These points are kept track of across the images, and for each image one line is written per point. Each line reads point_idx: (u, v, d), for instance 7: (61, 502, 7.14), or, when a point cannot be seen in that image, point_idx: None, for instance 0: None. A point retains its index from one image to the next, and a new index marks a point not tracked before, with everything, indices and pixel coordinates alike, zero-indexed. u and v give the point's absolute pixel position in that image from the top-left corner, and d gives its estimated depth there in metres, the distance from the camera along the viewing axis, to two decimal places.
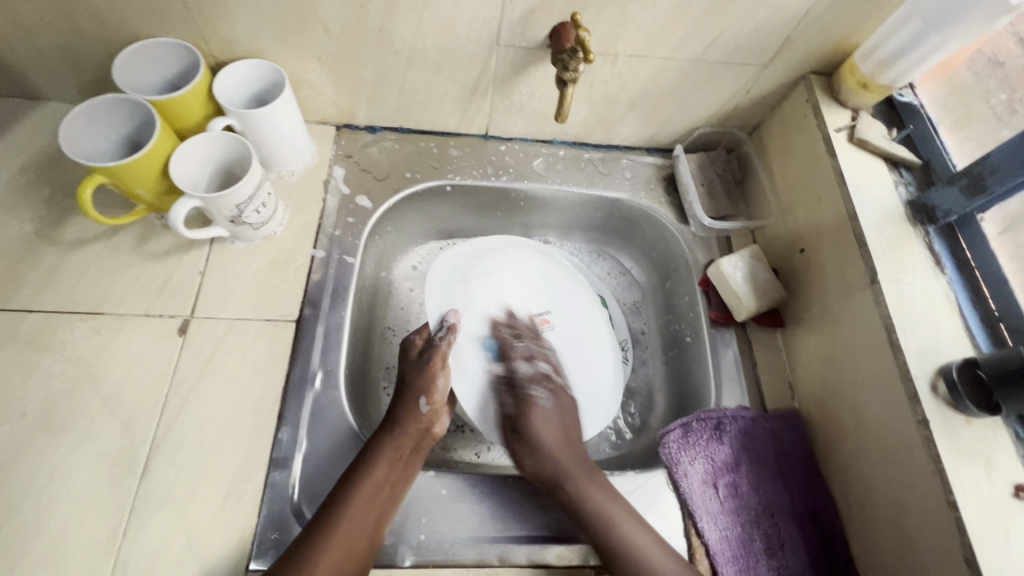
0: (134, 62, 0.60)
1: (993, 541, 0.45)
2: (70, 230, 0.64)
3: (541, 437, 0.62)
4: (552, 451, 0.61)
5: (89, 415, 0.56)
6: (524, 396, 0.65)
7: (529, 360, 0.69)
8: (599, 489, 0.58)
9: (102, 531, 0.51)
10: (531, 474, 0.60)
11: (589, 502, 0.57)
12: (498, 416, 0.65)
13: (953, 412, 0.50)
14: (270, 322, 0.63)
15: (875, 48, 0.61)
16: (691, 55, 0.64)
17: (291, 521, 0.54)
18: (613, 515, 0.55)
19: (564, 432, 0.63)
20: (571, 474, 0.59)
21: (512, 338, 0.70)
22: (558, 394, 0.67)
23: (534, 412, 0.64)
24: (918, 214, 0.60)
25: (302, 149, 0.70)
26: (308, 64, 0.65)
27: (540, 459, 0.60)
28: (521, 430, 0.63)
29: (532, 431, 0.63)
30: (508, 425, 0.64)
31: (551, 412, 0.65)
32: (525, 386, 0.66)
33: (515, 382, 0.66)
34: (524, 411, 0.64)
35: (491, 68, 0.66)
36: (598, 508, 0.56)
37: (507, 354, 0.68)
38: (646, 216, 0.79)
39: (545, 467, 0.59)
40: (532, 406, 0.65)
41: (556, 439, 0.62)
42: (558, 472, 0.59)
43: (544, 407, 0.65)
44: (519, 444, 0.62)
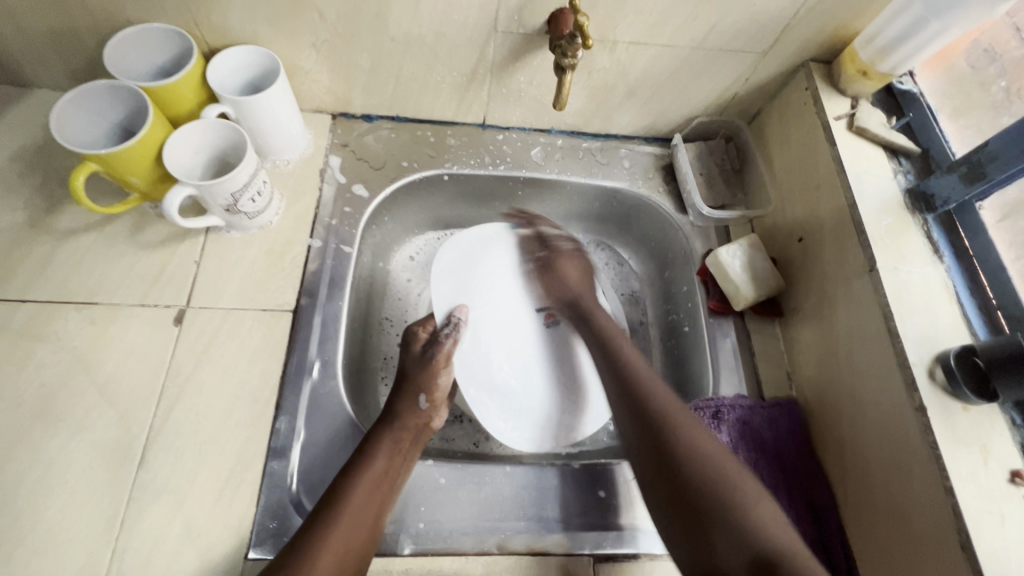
0: (125, 48, 0.58)
1: (989, 526, 0.45)
2: (63, 219, 0.63)
3: (570, 285, 0.71)
4: (579, 286, 0.71)
5: (85, 405, 0.55)
6: (553, 247, 0.74)
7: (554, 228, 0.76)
8: (627, 343, 0.64)
9: (100, 520, 0.51)
10: (552, 296, 0.72)
11: (617, 341, 0.64)
12: (529, 263, 0.74)
13: (950, 399, 0.50)
14: (266, 312, 0.62)
15: (876, 35, 0.61)
16: (691, 42, 0.64)
17: (291, 511, 0.54)
18: (665, 401, 0.56)
19: (585, 275, 0.73)
20: (594, 306, 0.69)
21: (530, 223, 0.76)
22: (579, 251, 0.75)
23: (564, 261, 0.73)
24: (916, 203, 0.60)
25: (297, 137, 0.69)
26: (303, 51, 0.64)
27: (564, 292, 0.71)
28: (552, 271, 0.72)
29: (564, 281, 0.72)
30: (539, 262, 0.73)
31: (577, 272, 0.72)
32: (552, 242, 0.74)
33: (546, 241, 0.74)
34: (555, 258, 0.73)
35: (489, 55, 0.65)
36: (652, 388, 0.58)
37: (532, 222, 0.76)
38: (644, 205, 0.79)
39: (569, 292, 0.71)
40: (562, 247, 0.74)
41: (605, 317, 0.68)
42: (580, 296, 0.70)
43: (566, 258, 0.73)
44: (546, 279, 0.72)
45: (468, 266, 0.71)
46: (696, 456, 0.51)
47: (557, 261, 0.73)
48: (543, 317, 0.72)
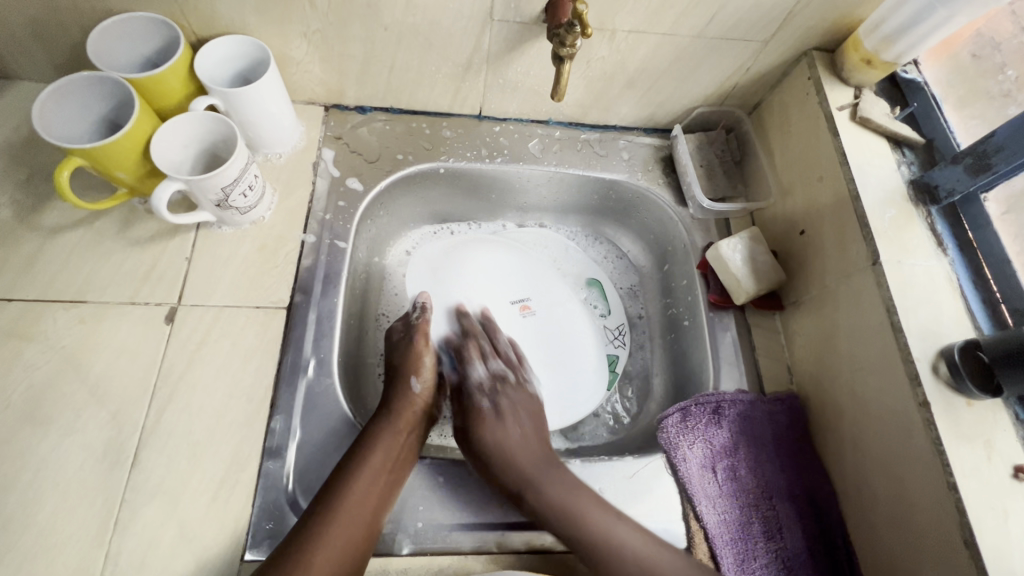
0: (109, 37, 0.57)
1: (992, 522, 0.45)
2: (50, 215, 0.62)
3: (502, 443, 0.59)
4: (523, 446, 0.59)
5: (76, 406, 0.54)
6: (473, 403, 0.63)
7: (483, 361, 0.66)
8: (557, 480, 0.56)
9: (92, 523, 0.50)
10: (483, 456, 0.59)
11: (514, 467, 0.57)
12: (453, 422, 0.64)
13: (954, 393, 0.50)
14: (260, 309, 0.61)
15: (880, 23, 0.59)
16: (691, 31, 0.62)
17: (287, 510, 0.53)
18: (592, 522, 0.53)
19: (530, 416, 0.63)
20: (534, 477, 0.57)
21: (468, 337, 0.68)
22: (503, 404, 0.63)
23: (507, 398, 0.64)
24: (921, 195, 0.59)
25: (289, 130, 0.68)
26: (293, 41, 0.62)
27: (493, 467, 0.58)
28: (474, 441, 0.60)
29: (501, 443, 0.59)
30: (460, 430, 0.62)
31: (517, 428, 0.61)
32: (478, 391, 0.64)
33: (472, 389, 0.65)
34: (478, 423, 0.61)
35: (485, 45, 0.63)
36: (560, 500, 0.55)
37: (460, 358, 0.67)
38: (643, 198, 0.78)
39: (505, 452, 0.58)
40: (483, 407, 0.63)
41: (495, 422, 0.61)
42: (516, 474, 0.57)
43: (494, 416, 0.62)
44: (496, 465, 0.58)
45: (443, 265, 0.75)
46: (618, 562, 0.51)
47: (479, 432, 0.60)
48: (518, 307, 0.75)
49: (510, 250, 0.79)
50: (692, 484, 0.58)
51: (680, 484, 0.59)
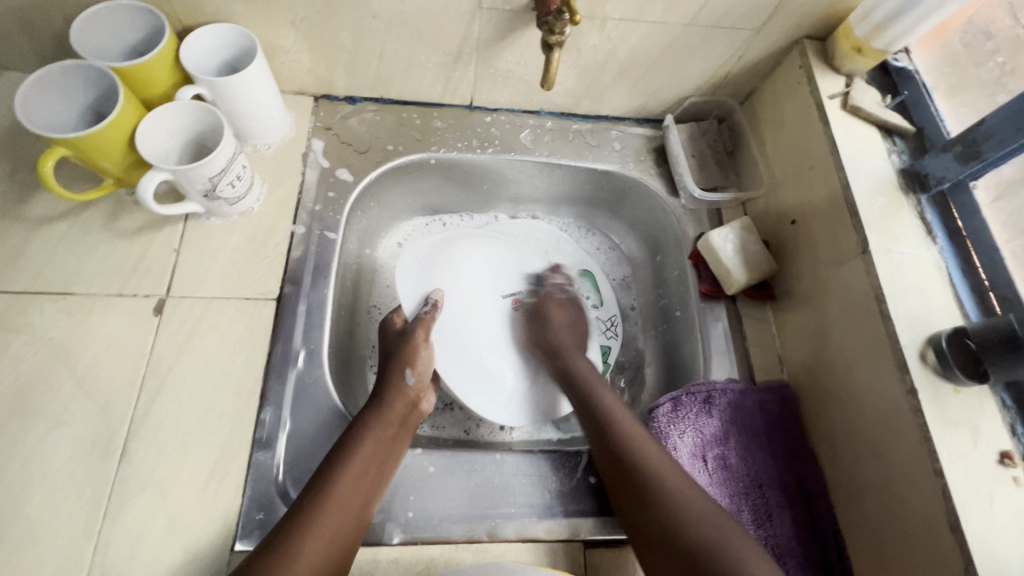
0: (93, 26, 0.56)
1: (978, 507, 0.45)
2: (36, 207, 0.61)
3: (557, 339, 0.70)
4: (562, 327, 0.71)
5: (64, 397, 0.54)
6: (545, 309, 0.73)
7: (563, 281, 0.78)
8: (653, 441, 0.56)
9: (81, 514, 0.50)
10: (533, 336, 0.71)
11: (585, 383, 0.63)
12: (518, 314, 0.74)
13: (941, 380, 0.50)
14: (249, 300, 0.61)
15: (871, 11, 0.59)
16: (681, 19, 0.62)
17: (276, 501, 0.53)
18: (640, 440, 0.55)
19: (573, 334, 0.71)
20: (595, 382, 0.64)
21: (547, 276, 0.78)
22: (568, 301, 0.75)
23: (556, 307, 0.73)
24: (911, 182, 0.60)
25: (278, 120, 0.67)
26: (281, 30, 0.61)
27: (546, 334, 0.70)
28: (540, 317, 0.72)
29: (548, 321, 0.72)
30: (529, 312, 0.73)
31: (568, 330, 0.71)
32: (554, 290, 0.76)
33: (542, 293, 0.75)
34: (545, 303, 0.74)
35: (474, 33, 0.63)
36: (624, 428, 0.57)
37: (535, 285, 0.76)
38: (636, 189, 0.78)
39: (578, 371, 0.65)
40: (552, 296, 0.75)
41: (630, 420, 0.58)
42: (556, 345, 0.69)
43: (558, 304, 0.74)
44: (557, 356, 0.68)
45: (432, 261, 0.73)
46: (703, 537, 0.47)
47: (546, 307, 0.73)
48: (510, 302, 0.75)
49: (500, 245, 0.78)
50: None
51: None
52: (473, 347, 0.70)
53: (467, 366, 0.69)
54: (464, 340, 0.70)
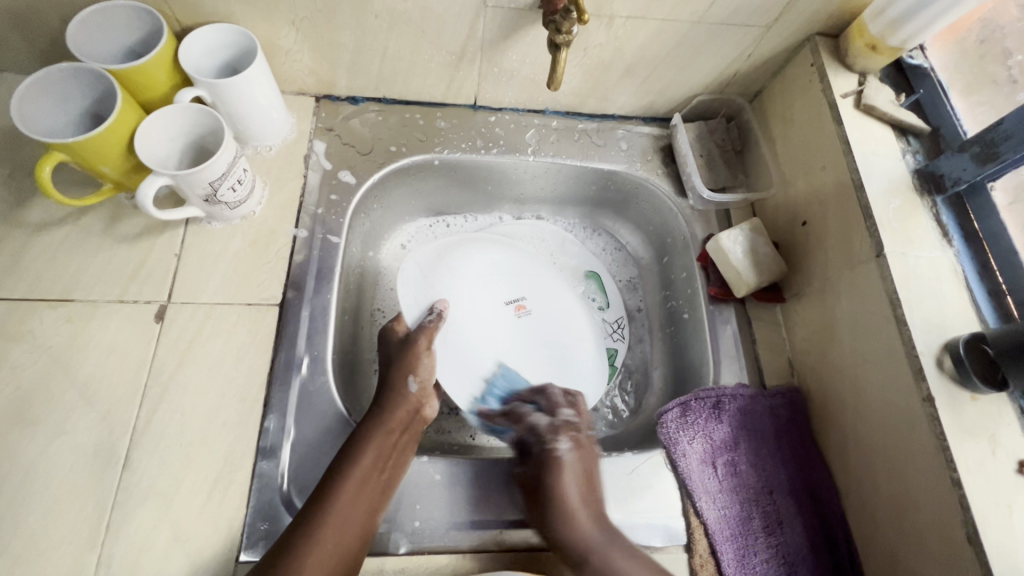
0: (90, 27, 0.55)
1: (996, 518, 0.44)
2: (35, 212, 0.60)
3: (563, 466, 0.59)
4: (575, 480, 0.57)
5: (65, 407, 0.53)
6: (550, 444, 0.61)
7: (547, 410, 0.65)
8: (623, 553, 0.52)
9: (84, 526, 0.49)
10: (510, 506, 0.56)
11: (569, 523, 0.54)
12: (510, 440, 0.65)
13: (958, 387, 0.49)
14: (251, 306, 0.60)
15: (886, 7, 0.58)
16: (690, 16, 0.60)
17: (281, 510, 0.52)
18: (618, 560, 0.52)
19: (587, 482, 0.57)
20: (569, 518, 0.54)
21: (518, 420, 0.65)
22: (583, 449, 0.60)
23: (560, 468, 0.58)
24: (927, 183, 0.58)
25: (279, 121, 0.66)
26: (281, 30, 0.60)
27: (534, 501, 0.56)
28: (547, 477, 0.58)
29: (559, 479, 0.57)
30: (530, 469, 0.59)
31: (579, 480, 0.57)
32: (548, 440, 0.62)
33: (542, 432, 0.63)
34: (552, 460, 0.59)
35: (479, 32, 0.62)
36: (585, 541, 0.53)
37: (550, 407, 0.66)
38: (642, 189, 0.76)
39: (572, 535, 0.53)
40: (558, 450, 0.60)
41: (592, 527, 0.54)
42: (541, 496, 0.56)
43: (566, 457, 0.59)
44: (546, 506, 0.55)
45: (431, 270, 0.72)
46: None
47: (551, 472, 0.58)
48: (513, 308, 0.74)
49: (502, 249, 0.78)
50: (691, 479, 0.58)
51: (679, 480, 0.58)
52: (478, 355, 0.70)
53: (471, 375, 0.68)
54: (468, 350, 0.69)
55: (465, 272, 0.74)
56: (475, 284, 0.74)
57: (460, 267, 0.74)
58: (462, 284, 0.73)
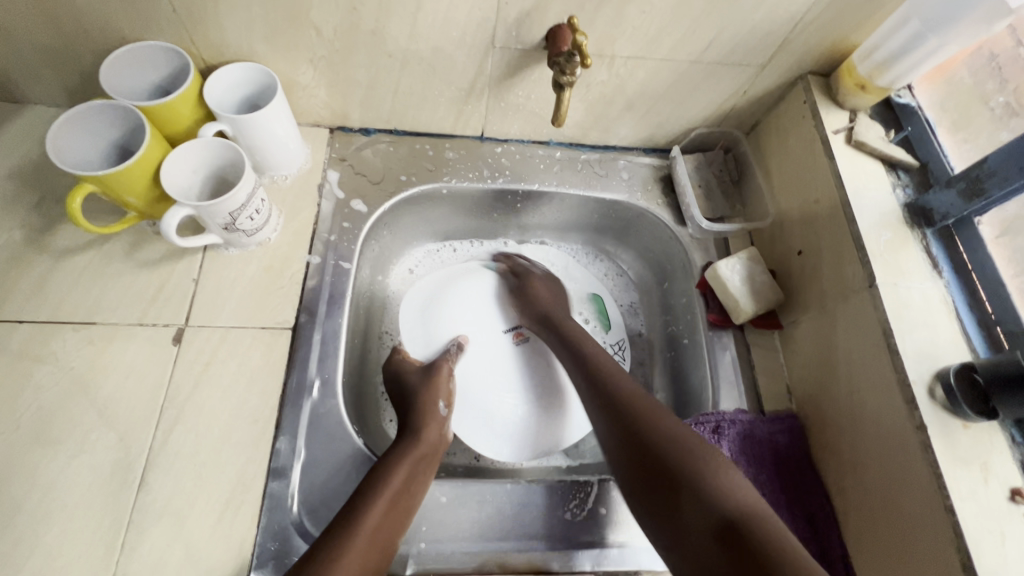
0: (121, 66, 0.58)
1: (990, 546, 0.45)
2: (61, 238, 0.63)
3: (535, 292, 0.75)
4: (548, 302, 0.74)
5: (85, 426, 0.55)
6: (525, 273, 0.78)
7: (529, 262, 0.80)
8: (631, 385, 0.60)
9: (100, 543, 0.51)
10: (528, 316, 0.74)
11: (564, 329, 0.70)
12: (506, 291, 0.78)
13: (950, 416, 0.50)
14: (265, 329, 0.62)
15: (874, 50, 0.61)
16: (688, 56, 0.64)
17: (292, 533, 0.54)
18: (614, 373, 0.62)
19: (552, 296, 0.75)
20: (564, 315, 0.72)
21: (508, 259, 0.81)
22: (553, 276, 0.79)
23: (539, 283, 0.76)
24: (916, 218, 0.60)
25: (295, 153, 0.69)
26: (300, 68, 0.63)
27: (535, 312, 0.73)
28: (524, 292, 0.75)
29: (535, 299, 0.74)
30: (516, 291, 0.76)
31: (549, 291, 0.75)
32: (528, 270, 0.78)
33: (520, 271, 0.78)
34: (526, 283, 0.76)
35: (487, 70, 0.65)
36: (602, 365, 0.63)
37: (508, 258, 0.81)
38: (643, 218, 0.79)
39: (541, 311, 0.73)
40: (535, 272, 0.78)
41: (614, 364, 0.64)
42: (556, 309, 0.73)
43: (541, 277, 0.77)
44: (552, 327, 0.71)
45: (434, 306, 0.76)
46: (636, 410, 0.57)
47: (530, 285, 0.75)
48: (511, 336, 0.76)
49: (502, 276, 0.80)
50: None
51: None
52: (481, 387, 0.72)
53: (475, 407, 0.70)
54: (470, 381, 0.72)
55: (462, 308, 0.76)
56: (470, 317, 0.76)
57: (457, 305, 0.76)
58: (459, 315, 0.76)
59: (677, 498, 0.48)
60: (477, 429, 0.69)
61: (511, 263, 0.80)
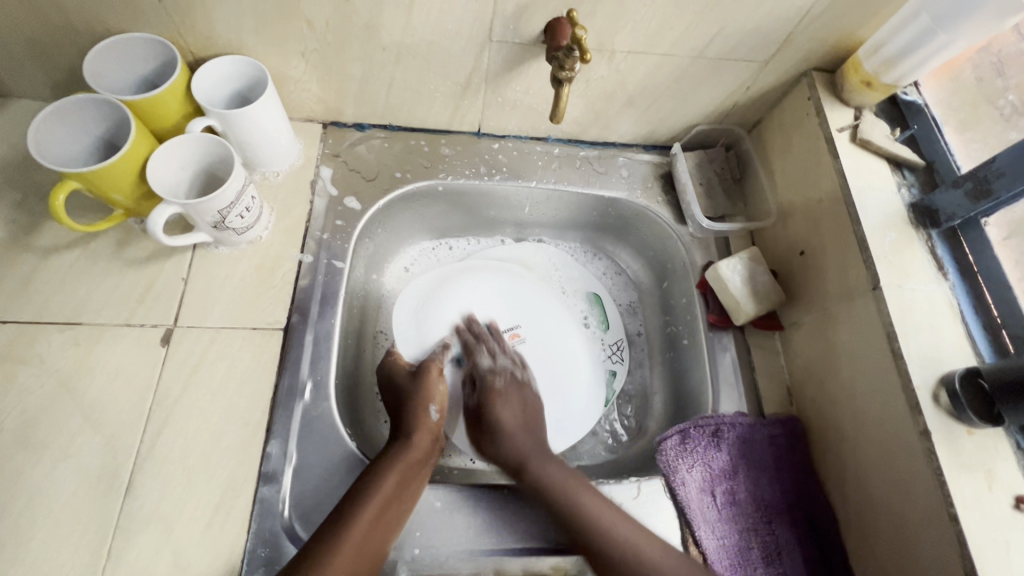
0: (107, 58, 0.56)
1: (994, 555, 0.45)
2: (45, 236, 0.61)
3: (503, 422, 0.63)
4: (517, 428, 0.63)
5: (70, 430, 0.54)
6: (484, 387, 0.66)
7: (490, 355, 0.70)
8: (588, 491, 0.56)
9: (85, 550, 0.50)
10: (497, 450, 0.62)
11: (513, 446, 0.61)
12: (466, 378, 0.69)
13: (955, 422, 0.49)
14: (256, 330, 0.61)
15: (880, 45, 0.59)
16: (690, 52, 0.62)
17: (283, 539, 0.52)
18: (563, 486, 0.56)
19: (525, 421, 0.64)
20: (537, 455, 0.60)
21: (471, 355, 0.70)
22: (515, 380, 0.68)
23: (500, 400, 0.65)
24: (922, 218, 0.59)
25: (286, 149, 0.68)
26: (291, 61, 0.62)
27: (502, 453, 0.61)
28: (486, 419, 0.64)
29: (501, 426, 0.63)
30: (474, 406, 0.66)
31: (518, 411, 0.65)
32: (487, 377, 0.67)
33: (479, 377, 0.68)
34: (486, 401, 0.65)
35: (484, 65, 0.63)
36: (546, 477, 0.57)
37: (471, 351, 0.71)
38: (643, 216, 0.77)
39: (516, 451, 0.60)
40: (495, 385, 0.66)
41: (557, 468, 0.58)
42: (525, 452, 0.60)
43: (501, 395, 0.66)
44: (492, 437, 0.62)
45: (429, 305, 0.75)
46: (604, 544, 0.52)
47: (491, 408, 0.64)
48: (508, 337, 0.75)
49: (499, 275, 0.80)
50: (691, 509, 0.58)
51: (679, 509, 0.58)
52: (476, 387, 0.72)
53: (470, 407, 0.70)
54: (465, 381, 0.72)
55: (457, 307, 0.76)
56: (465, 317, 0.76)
57: (451, 304, 0.76)
58: (454, 314, 0.75)
59: None
60: (472, 431, 0.69)
61: (472, 322, 0.73)
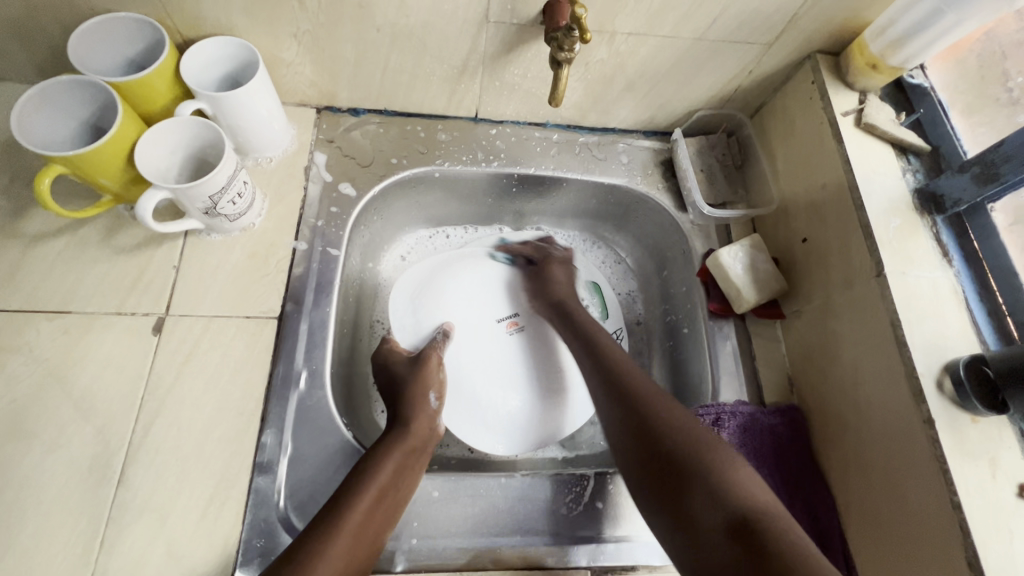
0: (92, 40, 0.55)
1: (997, 543, 0.44)
2: (32, 224, 0.60)
3: (554, 275, 0.75)
4: (561, 287, 0.73)
5: (60, 419, 0.53)
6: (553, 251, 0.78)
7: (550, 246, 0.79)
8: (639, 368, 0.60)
9: (78, 541, 0.49)
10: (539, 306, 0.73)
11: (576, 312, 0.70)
12: (523, 271, 0.77)
13: (958, 410, 0.49)
14: (250, 319, 0.59)
15: (887, 27, 0.58)
16: (692, 33, 0.61)
17: (278, 529, 0.52)
18: (627, 368, 0.60)
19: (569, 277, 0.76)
20: (577, 307, 0.70)
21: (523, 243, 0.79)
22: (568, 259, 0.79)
23: (556, 266, 0.76)
24: (926, 204, 0.58)
25: (279, 134, 0.66)
26: (283, 43, 0.60)
27: (548, 294, 0.73)
28: (541, 274, 0.75)
29: (551, 282, 0.74)
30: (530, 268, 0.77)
31: (567, 278, 0.75)
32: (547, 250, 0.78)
33: (543, 250, 0.79)
34: (545, 262, 0.76)
35: (481, 47, 0.62)
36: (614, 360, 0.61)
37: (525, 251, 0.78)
38: (643, 204, 0.76)
39: (587, 324, 0.67)
40: (552, 253, 0.78)
41: (619, 351, 0.63)
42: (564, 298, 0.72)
43: (561, 261, 0.77)
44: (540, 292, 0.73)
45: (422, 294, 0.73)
46: (641, 395, 0.55)
47: (548, 266, 0.76)
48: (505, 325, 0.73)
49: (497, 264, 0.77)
50: None
51: None
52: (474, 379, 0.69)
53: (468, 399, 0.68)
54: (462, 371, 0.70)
55: (451, 296, 0.73)
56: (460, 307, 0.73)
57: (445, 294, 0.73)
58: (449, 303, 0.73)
59: (681, 496, 0.47)
60: (472, 423, 0.67)
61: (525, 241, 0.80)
